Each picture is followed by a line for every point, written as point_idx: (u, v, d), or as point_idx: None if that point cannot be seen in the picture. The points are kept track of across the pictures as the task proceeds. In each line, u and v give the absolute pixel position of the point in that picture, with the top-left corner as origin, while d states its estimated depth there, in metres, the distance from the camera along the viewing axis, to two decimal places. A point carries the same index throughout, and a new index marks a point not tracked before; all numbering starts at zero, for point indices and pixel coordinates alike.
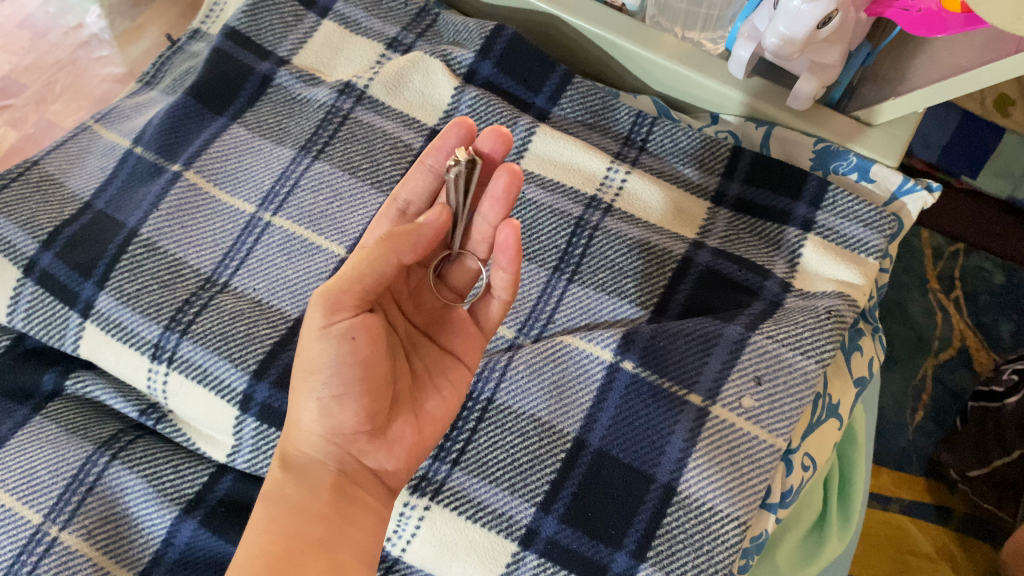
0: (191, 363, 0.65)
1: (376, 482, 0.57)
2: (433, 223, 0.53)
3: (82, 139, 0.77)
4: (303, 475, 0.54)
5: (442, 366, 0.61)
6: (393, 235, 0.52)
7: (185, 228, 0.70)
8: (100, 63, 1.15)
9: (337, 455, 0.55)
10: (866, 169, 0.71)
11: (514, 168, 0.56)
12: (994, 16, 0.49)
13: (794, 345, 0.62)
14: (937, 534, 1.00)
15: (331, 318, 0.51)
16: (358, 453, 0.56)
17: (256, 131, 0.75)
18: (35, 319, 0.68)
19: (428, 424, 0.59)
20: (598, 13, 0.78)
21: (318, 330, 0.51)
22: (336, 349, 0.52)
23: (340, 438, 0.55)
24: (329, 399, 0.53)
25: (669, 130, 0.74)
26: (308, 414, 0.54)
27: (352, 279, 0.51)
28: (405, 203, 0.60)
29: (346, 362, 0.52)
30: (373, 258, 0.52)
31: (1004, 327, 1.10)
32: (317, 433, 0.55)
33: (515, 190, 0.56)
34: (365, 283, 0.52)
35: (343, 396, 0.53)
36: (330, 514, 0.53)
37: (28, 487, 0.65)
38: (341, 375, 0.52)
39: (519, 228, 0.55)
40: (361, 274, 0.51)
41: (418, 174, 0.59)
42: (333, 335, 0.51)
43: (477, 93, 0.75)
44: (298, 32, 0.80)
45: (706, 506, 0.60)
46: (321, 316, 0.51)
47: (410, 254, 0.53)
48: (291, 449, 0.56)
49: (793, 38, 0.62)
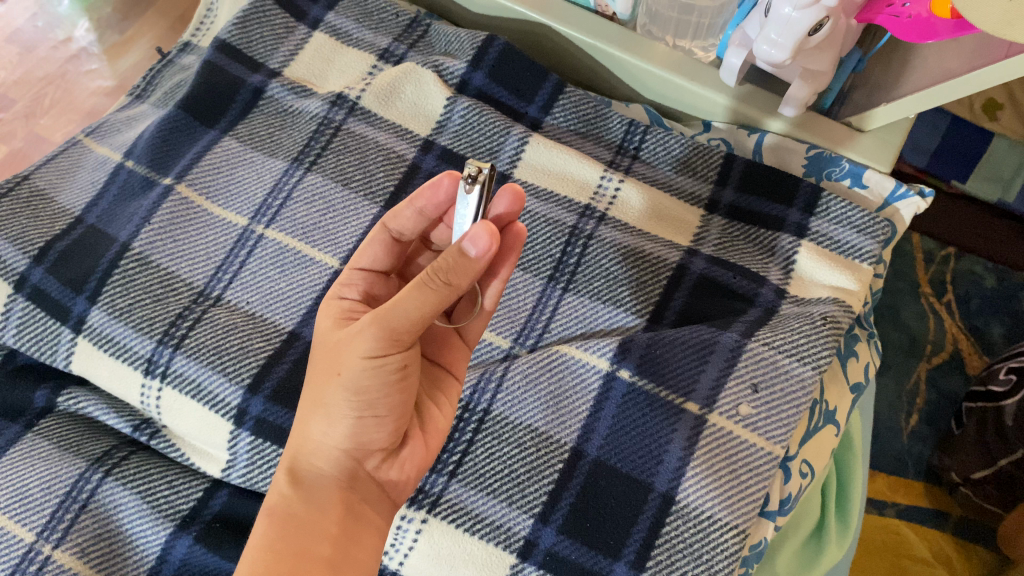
0: (184, 378, 0.64)
1: (382, 499, 0.56)
2: (483, 255, 0.48)
3: (73, 153, 0.77)
4: (314, 492, 0.54)
5: (434, 380, 0.61)
6: (447, 270, 0.48)
7: (178, 241, 0.70)
8: (90, 76, 1.15)
9: (349, 471, 0.55)
10: (858, 175, 0.71)
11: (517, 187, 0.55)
12: (985, 21, 0.49)
13: (790, 352, 0.62)
14: (934, 537, 1.00)
15: (386, 350, 0.51)
16: (371, 469, 0.55)
17: (248, 143, 0.74)
18: (26, 335, 0.68)
19: (435, 436, 0.59)
20: (590, 22, 0.78)
21: (370, 359, 0.51)
22: (384, 377, 0.52)
23: (359, 454, 0.55)
24: (369, 418, 0.54)
25: (662, 138, 0.74)
26: (335, 431, 0.54)
27: (416, 320, 0.50)
28: (398, 233, 0.59)
29: (392, 389, 0.53)
30: (437, 301, 0.49)
31: (996, 329, 1.10)
32: (340, 449, 0.55)
33: (515, 212, 0.56)
34: (425, 322, 0.50)
35: (384, 417, 0.54)
36: (338, 533, 0.53)
37: (21, 505, 0.64)
38: (389, 399, 0.53)
39: (523, 233, 0.57)
40: (425, 316, 0.49)
41: (406, 215, 0.57)
42: (387, 365, 0.52)
43: (469, 103, 0.75)
44: (289, 44, 0.80)
45: (704, 515, 0.59)
46: (376, 346, 0.51)
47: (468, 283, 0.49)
48: (305, 463, 0.55)
49: (785, 46, 0.62)
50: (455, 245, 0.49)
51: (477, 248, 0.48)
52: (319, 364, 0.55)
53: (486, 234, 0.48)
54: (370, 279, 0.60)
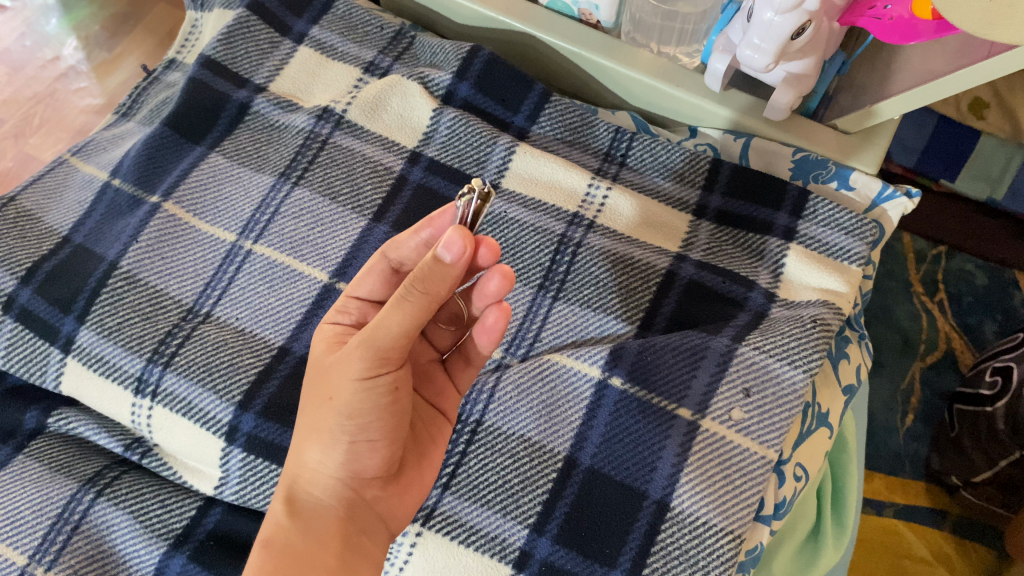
0: (175, 397, 0.64)
1: (382, 529, 0.56)
2: (458, 259, 0.46)
3: (58, 173, 0.77)
4: (312, 523, 0.54)
5: (428, 422, 0.61)
6: (423, 279, 0.47)
7: (166, 259, 0.69)
8: (79, 95, 1.15)
9: (348, 500, 0.55)
10: (845, 176, 0.72)
11: (508, 269, 0.55)
12: (964, 22, 0.49)
13: (781, 355, 0.62)
14: (932, 536, 1.00)
15: (376, 370, 0.51)
16: (370, 499, 0.55)
17: (235, 160, 0.74)
18: (15, 356, 0.68)
19: (429, 469, 0.59)
20: (573, 30, 0.78)
21: (362, 381, 0.51)
22: (377, 400, 0.52)
23: (356, 482, 0.55)
24: (362, 443, 0.53)
25: (648, 145, 0.75)
26: (330, 459, 0.54)
27: (399, 336, 0.49)
28: (398, 262, 0.57)
29: (385, 411, 0.53)
30: (418, 312, 0.48)
31: (988, 327, 1.11)
32: (335, 477, 0.54)
33: (506, 292, 0.56)
34: (410, 336, 0.50)
35: (378, 441, 0.54)
36: (337, 565, 0.52)
37: (13, 528, 0.64)
38: (382, 422, 0.53)
39: (509, 312, 0.58)
40: (409, 331, 0.49)
41: (410, 245, 0.55)
42: (379, 385, 0.52)
43: (456, 114, 0.75)
44: (274, 59, 0.80)
45: (699, 521, 0.59)
46: (366, 368, 0.51)
47: (448, 288, 0.48)
48: (303, 493, 0.55)
49: (767, 50, 0.63)
50: (430, 250, 0.46)
51: (451, 253, 0.46)
52: (312, 392, 0.54)
53: (461, 238, 0.45)
54: (365, 307, 0.59)
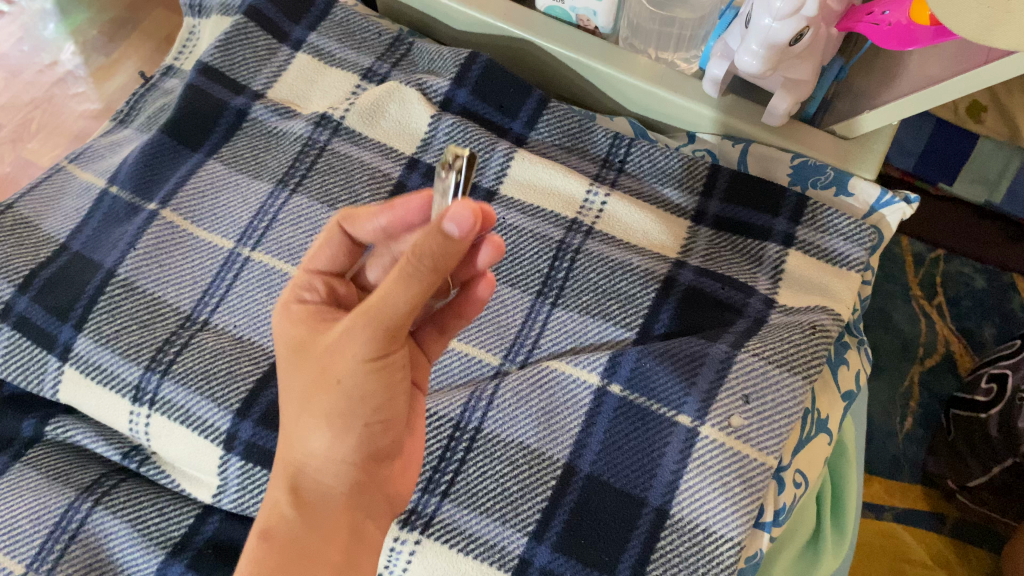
0: (173, 405, 0.64)
1: (386, 507, 0.56)
2: (465, 234, 0.41)
3: (56, 180, 0.77)
4: (319, 513, 0.53)
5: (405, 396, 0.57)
6: (433, 256, 0.42)
7: (164, 266, 0.69)
8: (76, 99, 1.14)
9: (355, 483, 0.53)
10: (844, 182, 0.72)
11: (499, 239, 0.52)
12: (962, 26, 0.49)
13: (781, 362, 0.62)
14: (931, 540, 1.00)
15: (385, 352, 0.48)
16: (379, 477, 0.55)
17: (233, 166, 0.74)
18: (13, 364, 0.67)
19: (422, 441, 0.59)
20: (571, 36, 0.78)
21: (370, 363, 0.48)
22: (387, 381, 0.50)
23: (364, 463, 0.53)
24: (373, 424, 0.52)
25: (647, 150, 0.74)
26: (338, 444, 0.52)
27: (404, 313, 0.45)
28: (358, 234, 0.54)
29: (394, 392, 0.51)
30: (423, 289, 0.44)
31: (987, 330, 1.11)
32: (344, 460, 0.52)
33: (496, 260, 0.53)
34: (416, 313, 0.46)
35: (389, 422, 0.53)
36: (342, 561, 0.52)
37: (10, 537, 0.64)
38: (390, 402, 0.51)
39: (493, 279, 0.56)
40: (415, 309, 0.45)
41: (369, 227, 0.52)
42: (387, 368, 0.49)
43: (454, 121, 0.75)
44: (272, 66, 0.80)
45: (699, 528, 0.59)
46: (373, 350, 0.48)
47: (453, 262, 0.43)
48: (308, 480, 0.53)
49: (766, 56, 0.63)
50: (433, 222, 0.41)
51: (460, 227, 0.41)
52: (308, 375, 0.51)
53: (470, 213, 0.40)
54: (330, 280, 0.55)
